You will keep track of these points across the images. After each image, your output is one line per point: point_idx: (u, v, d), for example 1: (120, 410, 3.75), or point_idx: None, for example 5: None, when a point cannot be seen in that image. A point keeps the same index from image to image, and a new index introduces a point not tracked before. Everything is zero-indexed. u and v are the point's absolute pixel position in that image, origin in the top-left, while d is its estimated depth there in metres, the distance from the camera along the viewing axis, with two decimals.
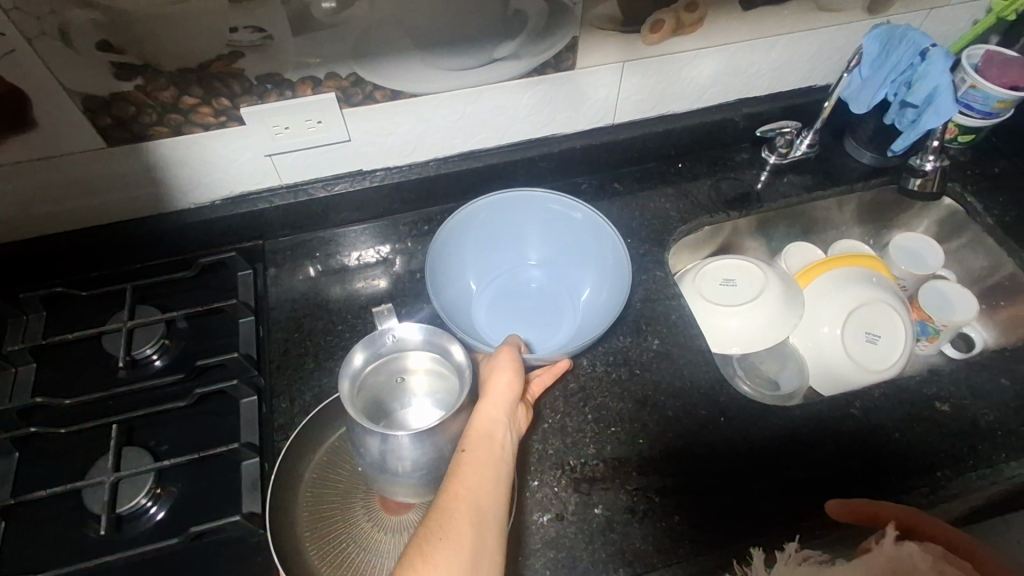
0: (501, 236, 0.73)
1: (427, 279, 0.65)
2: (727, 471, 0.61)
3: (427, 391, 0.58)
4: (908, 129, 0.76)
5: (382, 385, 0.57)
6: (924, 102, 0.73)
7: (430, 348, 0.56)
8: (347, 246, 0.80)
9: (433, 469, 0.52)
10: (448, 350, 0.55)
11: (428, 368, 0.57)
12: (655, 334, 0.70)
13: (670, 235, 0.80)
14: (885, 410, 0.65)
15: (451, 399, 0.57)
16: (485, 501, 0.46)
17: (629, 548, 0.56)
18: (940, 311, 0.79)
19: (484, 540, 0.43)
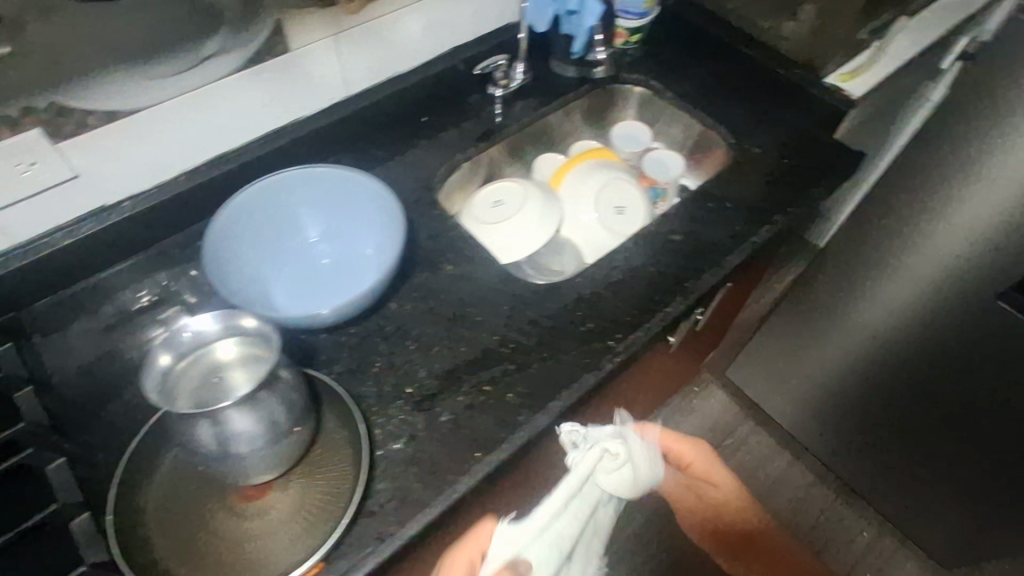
0: (273, 222, 0.72)
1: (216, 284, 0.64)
2: (538, 345, 0.70)
3: (245, 379, 0.58)
4: (579, 34, 0.95)
5: (197, 383, 0.57)
6: (580, 8, 0.92)
7: (232, 332, 0.58)
8: (116, 293, 0.74)
9: (271, 433, 0.55)
10: (246, 324, 0.58)
11: (239, 357, 0.59)
12: (447, 262, 0.78)
13: (435, 177, 0.87)
14: (640, 254, 0.79)
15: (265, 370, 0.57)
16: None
17: (478, 436, 0.64)
18: (659, 173, 0.98)
19: None
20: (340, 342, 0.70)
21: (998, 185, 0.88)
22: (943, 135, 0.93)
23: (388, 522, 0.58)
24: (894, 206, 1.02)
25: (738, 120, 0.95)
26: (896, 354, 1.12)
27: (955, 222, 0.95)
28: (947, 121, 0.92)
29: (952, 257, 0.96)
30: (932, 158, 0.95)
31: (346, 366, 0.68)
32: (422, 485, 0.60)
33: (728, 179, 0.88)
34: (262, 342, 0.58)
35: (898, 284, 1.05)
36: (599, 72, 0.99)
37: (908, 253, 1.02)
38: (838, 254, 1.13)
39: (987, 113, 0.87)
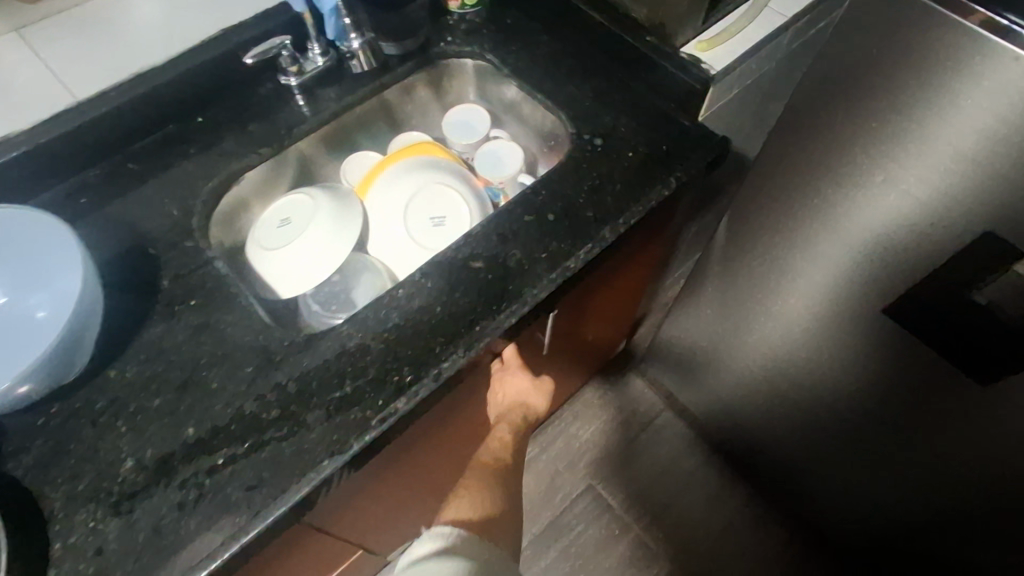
0: None
1: None
2: (278, 419, 0.58)
3: None
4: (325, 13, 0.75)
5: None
6: None
7: None
8: None
9: None
10: None
11: None
12: (190, 310, 0.64)
13: (198, 195, 0.71)
14: (427, 287, 0.65)
15: None
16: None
17: (181, 543, 0.53)
18: (494, 170, 0.83)
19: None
20: (34, 427, 0.57)
21: (887, 203, 0.73)
22: (806, 123, 0.77)
23: None
24: (772, 207, 0.88)
25: (580, 102, 0.78)
26: (795, 363, 1.01)
27: (831, 235, 0.81)
28: (810, 109, 0.75)
29: (833, 267, 0.83)
30: (804, 154, 0.79)
31: (37, 458, 0.56)
32: None
33: (555, 180, 0.73)
34: None
35: (794, 291, 0.92)
36: (359, 66, 0.80)
37: (789, 256, 0.89)
38: (729, 252, 1.00)
39: (863, 114, 0.71)
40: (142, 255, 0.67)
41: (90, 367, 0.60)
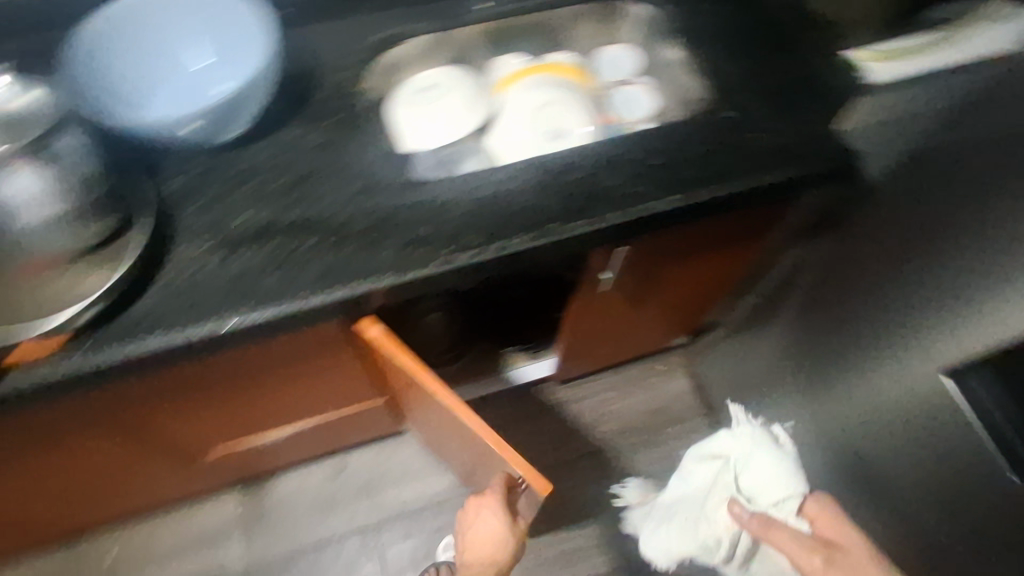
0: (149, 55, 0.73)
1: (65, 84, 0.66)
2: (362, 231, 0.67)
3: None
4: None
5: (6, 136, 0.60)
6: None
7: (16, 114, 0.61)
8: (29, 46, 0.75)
9: (33, 210, 0.58)
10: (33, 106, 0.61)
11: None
12: (329, 124, 0.74)
13: (369, 39, 0.82)
14: (522, 179, 0.72)
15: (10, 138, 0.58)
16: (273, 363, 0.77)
17: (255, 291, 0.64)
18: (624, 109, 0.89)
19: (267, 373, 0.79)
20: (189, 165, 0.71)
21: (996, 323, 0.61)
22: (952, 197, 0.65)
23: (136, 330, 0.62)
24: (858, 280, 0.84)
25: (726, 74, 0.81)
26: (880, 441, 0.89)
27: (936, 334, 0.70)
28: (954, 182, 0.64)
29: (928, 367, 0.72)
30: (930, 231, 0.68)
31: (182, 187, 0.69)
32: (181, 313, 0.63)
33: (672, 132, 0.76)
34: (30, 121, 0.60)
35: (890, 373, 0.81)
36: None
37: (892, 332, 0.78)
38: (812, 299, 0.97)
39: (978, 221, 0.62)
40: (311, 69, 0.79)
41: (241, 139, 0.73)
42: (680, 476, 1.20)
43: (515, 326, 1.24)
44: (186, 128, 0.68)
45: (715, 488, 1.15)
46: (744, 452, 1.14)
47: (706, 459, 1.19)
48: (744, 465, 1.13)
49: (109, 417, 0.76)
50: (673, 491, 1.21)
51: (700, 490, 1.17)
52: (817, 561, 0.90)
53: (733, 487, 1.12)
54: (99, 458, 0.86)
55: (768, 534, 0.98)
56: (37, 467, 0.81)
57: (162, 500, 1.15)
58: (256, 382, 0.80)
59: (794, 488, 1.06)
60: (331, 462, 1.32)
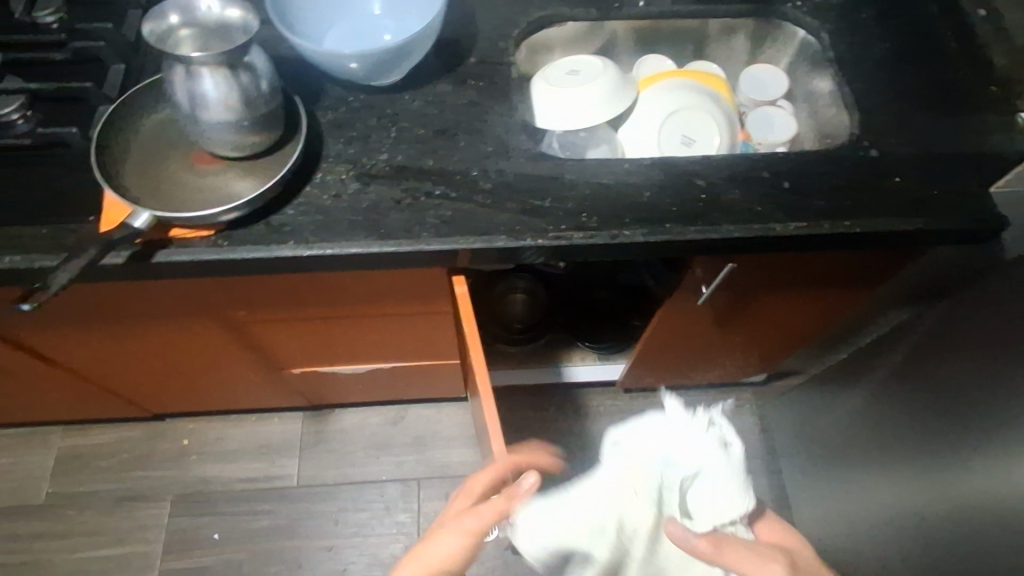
0: None
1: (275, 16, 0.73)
2: (487, 191, 0.71)
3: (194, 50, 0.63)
4: None
5: (208, 40, 0.64)
6: None
7: (213, 22, 0.64)
8: None
9: (212, 111, 0.65)
10: (227, 18, 0.64)
11: (198, 32, 0.63)
12: (476, 86, 0.79)
13: (529, 15, 0.85)
14: (647, 174, 0.73)
15: (208, 47, 0.63)
16: (356, 292, 0.80)
17: (379, 224, 0.68)
18: (760, 131, 0.86)
19: (350, 300, 0.82)
20: (345, 99, 0.76)
21: None
22: None
23: (271, 238, 0.67)
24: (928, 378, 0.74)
25: (877, 113, 0.78)
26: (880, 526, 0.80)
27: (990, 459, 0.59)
28: None
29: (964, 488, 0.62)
30: None
31: (334, 118, 0.75)
32: (312, 229, 0.68)
33: (808, 158, 0.74)
34: (225, 34, 0.64)
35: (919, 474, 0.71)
36: None
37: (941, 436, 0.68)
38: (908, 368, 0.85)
39: None
40: (470, 33, 0.83)
41: (395, 86, 0.78)
42: (575, 496, 0.61)
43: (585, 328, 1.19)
44: (348, 67, 0.73)
45: (614, 502, 0.62)
46: (699, 465, 0.64)
47: (613, 449, 0.66)
48: (698, 476, 0.65)
49: (223, 312, 0.84)
50: (589, 486, 0.63)
51: (597, 532, 0.60)
52: (782, 571, 0.60)
53: (655, 497, 0.63)
54: (203, 343, 0.94)
55: (721, 553, 0.61)
56: (150, 337, 0.90)
57: (236, 403, 1.24)
58: (341, 307, 0.85)
59: (739, 505, 0.65)
60: (392, 410, 1.38)
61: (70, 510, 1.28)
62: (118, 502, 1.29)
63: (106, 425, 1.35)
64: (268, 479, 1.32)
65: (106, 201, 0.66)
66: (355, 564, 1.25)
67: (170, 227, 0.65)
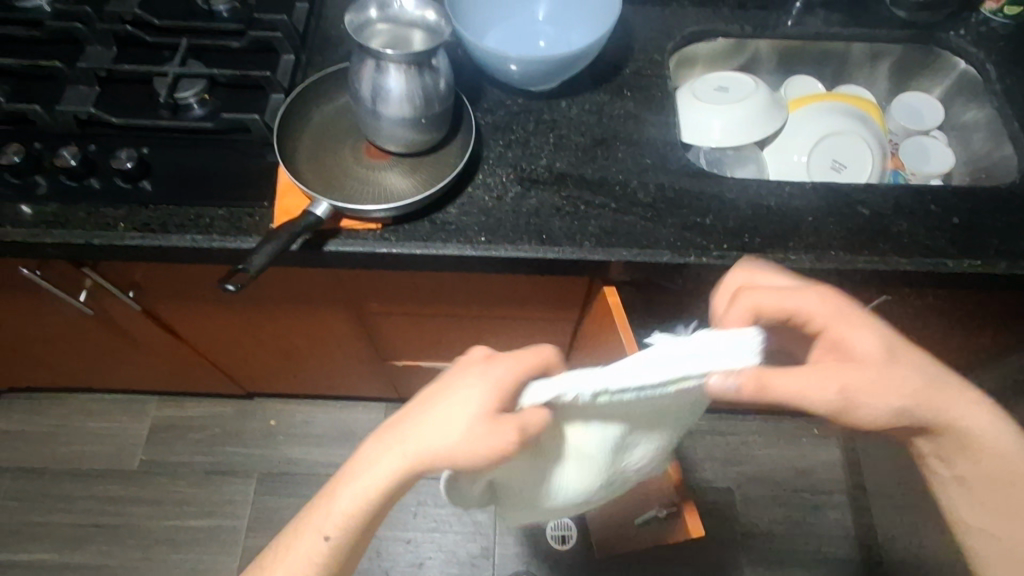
0: None
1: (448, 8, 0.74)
2: (648, 204, 0.70)
3: (381, 46, 0.64)
4: None
5: (395, 39, 0.65)
6: None
7: (402, 25, 0.66)
8: None
9: (391, 108, 0.66)
10: (415, 25, 0.65)
11: (386, 31, 0.65)
12: (632, 98, 0.78)
13: (682, 29, 0.85)
14: (810, 198, 0.71)
15: (394, 45, 0.64)
16: (499, 288, 0.79)
17: (542, 229, 0.69)
18: (914, 161, 0.84)
19: (490, 297, 0.82)
20: (504, 103, 0.77)
21: None
22: None
23: (437, 236, 0.68)
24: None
25: None
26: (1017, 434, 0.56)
27: None
28: None
29: None
30: None
31: (494, 121, 0.76)
32: (477, 230, 0.68)
33: (979, 193, 0.72)
34: (411, 38, 0.65)
35: None
36: None
37: None
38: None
39: None
40: (625, 45, 0.83)
41: (551, 92, 0.78)
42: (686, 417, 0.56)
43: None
44: (508, 68, 0.73)
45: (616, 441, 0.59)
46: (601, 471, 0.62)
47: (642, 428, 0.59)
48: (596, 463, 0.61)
49: (360, 301, 0.85)
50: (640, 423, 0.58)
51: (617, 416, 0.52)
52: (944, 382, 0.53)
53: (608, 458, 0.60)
54: (324, 330, 0.96)
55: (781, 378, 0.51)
56: (277, 320, 0.92)
57: (329, 388, 1.27)
58: (477, 305, 0.85)
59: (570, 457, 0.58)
60: None
61: (161, 478, 1.32)
62: (207, 474, 1.33)
63: (198, 398, 1.39)
64: None
65: (280, 188, 0.68)
66: (431, 559, 1.26)
67: (342, 218, 0.66)
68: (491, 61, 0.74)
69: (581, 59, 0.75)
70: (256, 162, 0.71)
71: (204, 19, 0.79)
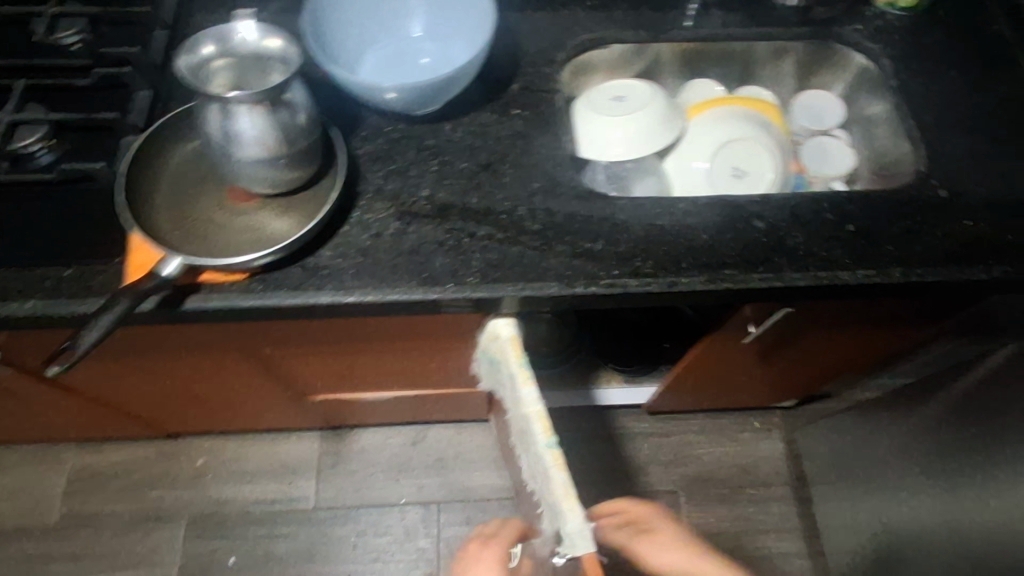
0: (377, 9, 0.74)
1: (306, 34, 0.68)
2: (535, 232, 0.67)
3: (229, 87, 0.61)
4: None
5: (245, 76, 0.61)
6: None
7: (249, 59, 0.61)
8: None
9: (246, 150, 0.60)
10: (262, 57, 0.61)
11: (233, 69, 0.61)
12: (521, 117, 0.74)
13: (573, 39, 0.81)
14: (704, 215, 0.68)
15: (244, 86, 0.61)
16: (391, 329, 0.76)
17: (422, 268, 0.65)
18: (816, 163, 0.83)
19: (386, 336, 0.78)
20: (383, 129, 0.72)
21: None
22: None
23: (308, 283, 0.63)
24: (1014, 381, 0.74)
25: (946, 149, 0.74)
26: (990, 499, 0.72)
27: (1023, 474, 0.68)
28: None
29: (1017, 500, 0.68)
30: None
31: (372, 152, 0.71)
32: (352, 273, 0.64)
33: (875, 198, 0.70)
34: (262, 71, 0.61)
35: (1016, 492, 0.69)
36: None
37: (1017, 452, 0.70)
38: (973, 412, 0.80)
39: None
40: (513, 58, 0.79)
41: (435, 114, 0.74)
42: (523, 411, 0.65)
43: (611, 352, 1.19)
44: (384, 97, 0.68)
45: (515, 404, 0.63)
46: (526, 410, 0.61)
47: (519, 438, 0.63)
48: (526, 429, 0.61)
49: (252, 347, 0.81)
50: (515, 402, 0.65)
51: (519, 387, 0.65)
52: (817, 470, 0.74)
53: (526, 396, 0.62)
54: (226, 373, 0.91)
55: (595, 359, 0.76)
56: (171, 369, 0.87)
57: (254, 424, 1.22)
58: (378, 345, 0.81)
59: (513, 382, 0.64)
60: (411, 431, 1.35)
61: (82, 530, 1.25)
62: (132, 522, 1.26)
63: (119, 442, 1.32)
64: (286, 501, 1.29)
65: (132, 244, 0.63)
66: None
67: (201, 273, 0.62)
68: (360, 91, 0.69)
69: (458, 81, 0.70)
70: (108, 213, 0.65)
71: (49, 56, 0.72)
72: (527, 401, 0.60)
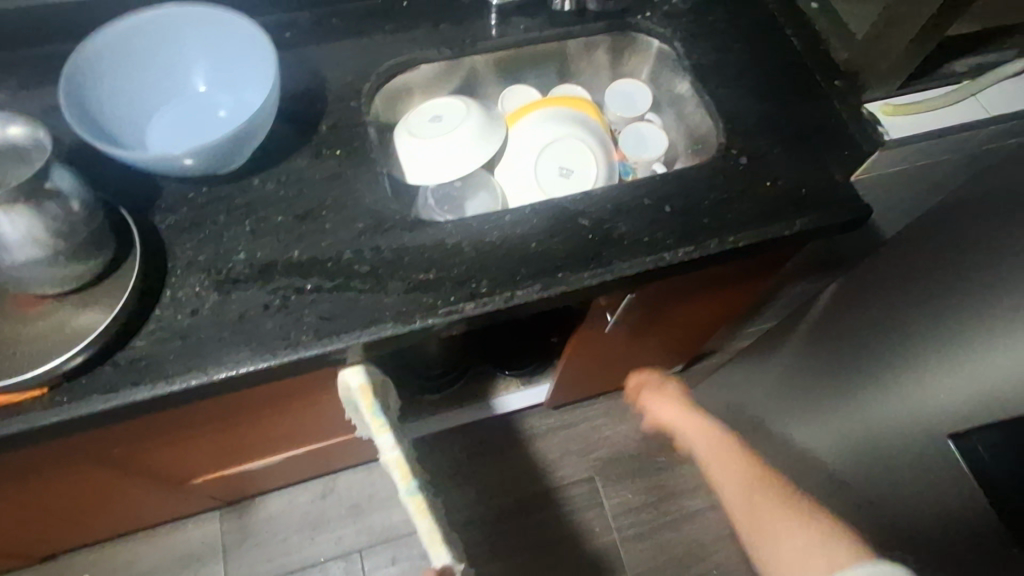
0: (153, 69, 0.69)
1: (70, 114, 0.61)
2: (366, 274, 0.65)
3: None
4: None
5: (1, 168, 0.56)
6: None
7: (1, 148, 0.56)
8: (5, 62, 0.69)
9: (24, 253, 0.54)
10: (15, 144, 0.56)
11: None
12: (334, 158, 0.72)
13: (376, 67, 0.79)
14: (533, 223, 0.69)
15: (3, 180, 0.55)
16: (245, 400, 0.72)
17: (251, 337, 0.61)
18: (634, 150, 0.89)
19: (243, 407, 0.74)
20: (185, 196, 0.67)
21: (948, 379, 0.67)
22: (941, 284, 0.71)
23: (124, 381, 0.58)
24: (890, 295, 0.79)
25: (743, 118, 0.79)
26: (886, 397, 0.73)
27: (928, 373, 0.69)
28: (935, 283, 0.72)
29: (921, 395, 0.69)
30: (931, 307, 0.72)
31: (177, 223, 0.66)
32: (173, 358, 0.60)
33: (686, 176, 0.74)
34: (16, 160, 0.56)
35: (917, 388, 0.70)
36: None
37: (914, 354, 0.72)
38: (847, 334, 0.85)
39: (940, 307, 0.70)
40: (316, 97, 0.76)
41: (241, 169, 0.70)
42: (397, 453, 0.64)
43: (501, 359, 1.19)
44: (182, 164, 0.64)
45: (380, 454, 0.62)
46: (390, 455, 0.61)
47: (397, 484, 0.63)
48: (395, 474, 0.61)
49: (94, 454, 0.73)
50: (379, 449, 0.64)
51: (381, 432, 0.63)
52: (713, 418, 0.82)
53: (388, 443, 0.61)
54: (77, 485, 0.82)
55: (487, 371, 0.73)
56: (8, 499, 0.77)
57: (139, 522, 1.12)
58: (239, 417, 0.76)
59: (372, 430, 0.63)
60: (318, 483, 1.29)
61: None
62: None
63: None
64: None
65: None
66: None
67: None
68: (149, 162, 0.63)
69: (252, 132, 0.66)
70: None
71: None
72: (385, 449, 0.60)
